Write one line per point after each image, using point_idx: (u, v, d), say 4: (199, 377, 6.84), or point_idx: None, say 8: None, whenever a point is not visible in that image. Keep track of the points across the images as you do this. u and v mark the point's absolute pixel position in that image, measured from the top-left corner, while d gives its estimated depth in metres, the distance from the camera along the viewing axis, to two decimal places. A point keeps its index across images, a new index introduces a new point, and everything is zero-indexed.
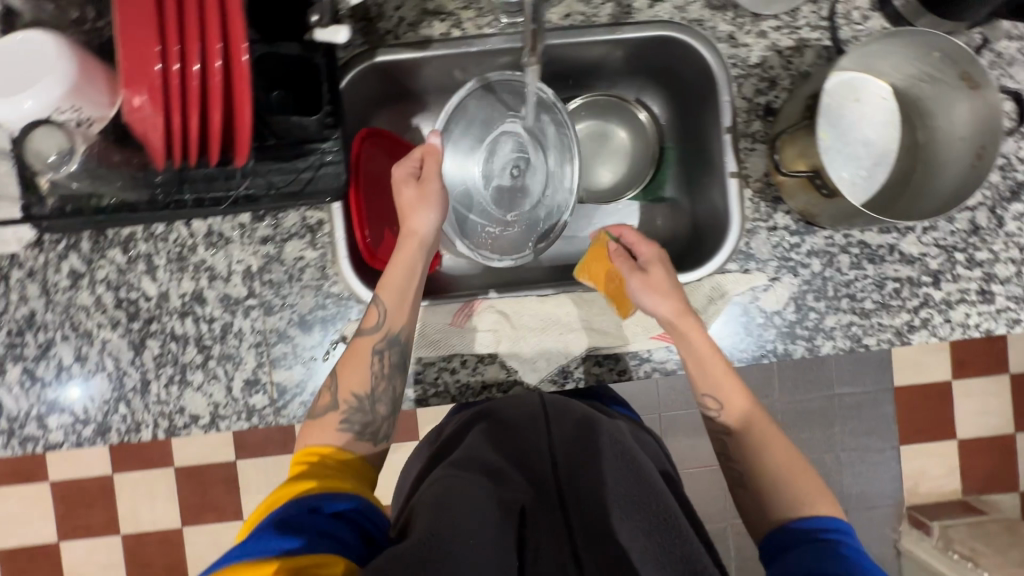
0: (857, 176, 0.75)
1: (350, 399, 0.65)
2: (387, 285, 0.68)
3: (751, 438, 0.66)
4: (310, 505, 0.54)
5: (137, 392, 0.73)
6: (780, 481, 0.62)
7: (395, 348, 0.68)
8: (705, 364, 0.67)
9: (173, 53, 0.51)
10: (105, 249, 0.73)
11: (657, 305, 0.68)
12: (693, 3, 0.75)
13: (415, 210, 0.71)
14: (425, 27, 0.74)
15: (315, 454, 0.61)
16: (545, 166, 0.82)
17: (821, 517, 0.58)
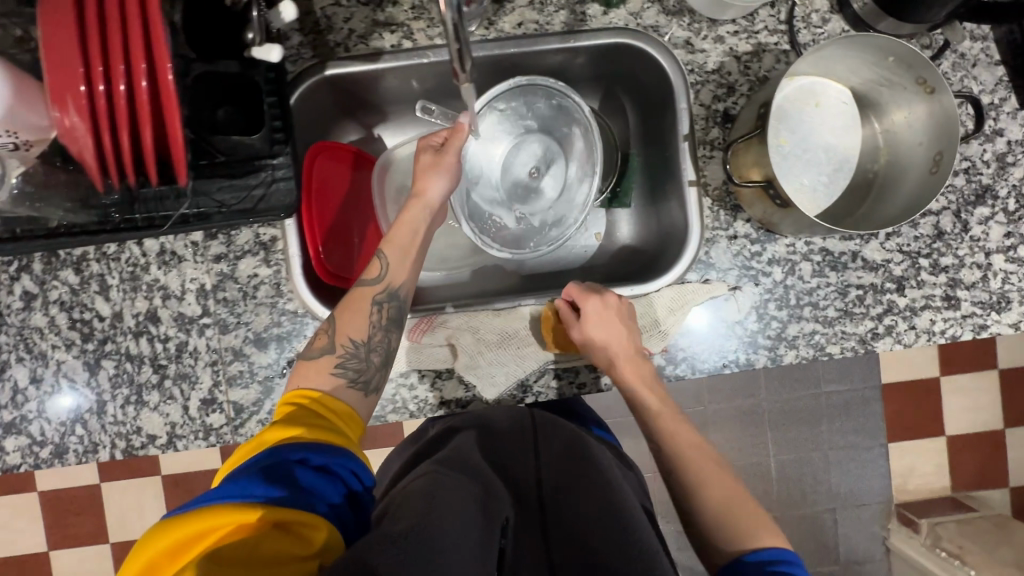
0: (818, 183, 0.73)
1: (348, 344, 0.61)
2: (392, 243, 0.68)
3: (707, 482, 0.63)
4: (295, 455, 0.50)
5: (93, 413, 0.73)
6: (734, 516, 0.61)
7: (395, 301, 0.65)
8: (655, 409, 0.68)
9: (96, 75, 0.50)
10: (57, 270, 0.72)
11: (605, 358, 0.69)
12: (649, 9, 0.74)
13: (428, 175, 0.70)
14: (376, 39, 0.73)
15: (307, 397, 0.57)
16: (565, 176, 0.81)
17: (773, 551, 0.57)
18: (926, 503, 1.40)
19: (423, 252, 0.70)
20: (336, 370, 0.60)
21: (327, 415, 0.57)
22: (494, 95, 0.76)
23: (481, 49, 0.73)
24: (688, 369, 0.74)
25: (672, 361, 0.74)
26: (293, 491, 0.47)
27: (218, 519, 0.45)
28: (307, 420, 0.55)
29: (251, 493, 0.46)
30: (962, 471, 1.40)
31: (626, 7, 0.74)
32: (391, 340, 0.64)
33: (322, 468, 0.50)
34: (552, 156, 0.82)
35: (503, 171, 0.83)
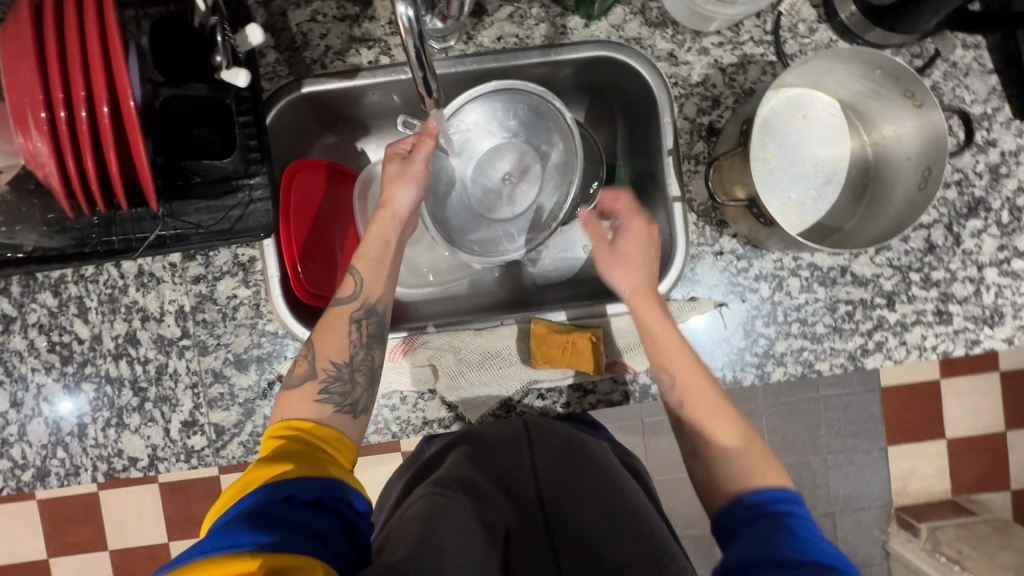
0: (805, 197, 0.72)
1: (329, 367, 0.59)
2: (365, 258, 0.65)
3: (703, 416, 0.60)
4: (287, 492, 0.48)
5: (74, 436, 0.72)
6: (730, 451, 0.57)
7: (373, 318, 0.63)
8: (660, 342, 0.63)
9: (57, 101, 0.49)
10: (35, 292, 0.72)
11: (620, 280, 0.67)
12: (631, 22, 0.72)
13: (396, 183, 0.69)
14: (353, 56, 0.72)
15: (293, 429, 0.55)
16: (542, 181, 0.80)
17: (773, 489, 0.53)
18: (926, 506, 1.38)
19: (396, 263, 0.67)
20: (319, 398, 0.58)
21: (321, 447, 0.55)
22: (467, 99, 0.74)
23: (460, 64, 0.72)
24: None
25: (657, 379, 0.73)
26: (284, 534, 0.45)
27: (208, 571, 0.42)
28: (296, 453, 0.52)
29: (239, 543, 0.44)
30: (963, 473, 1.38)
31: (607, 19, 0.72)
32: (375, 357, 0.62)
33: (317, 504, 0.48)
34: (529, 162, 0.81)
35: (476, 175, 0.81)
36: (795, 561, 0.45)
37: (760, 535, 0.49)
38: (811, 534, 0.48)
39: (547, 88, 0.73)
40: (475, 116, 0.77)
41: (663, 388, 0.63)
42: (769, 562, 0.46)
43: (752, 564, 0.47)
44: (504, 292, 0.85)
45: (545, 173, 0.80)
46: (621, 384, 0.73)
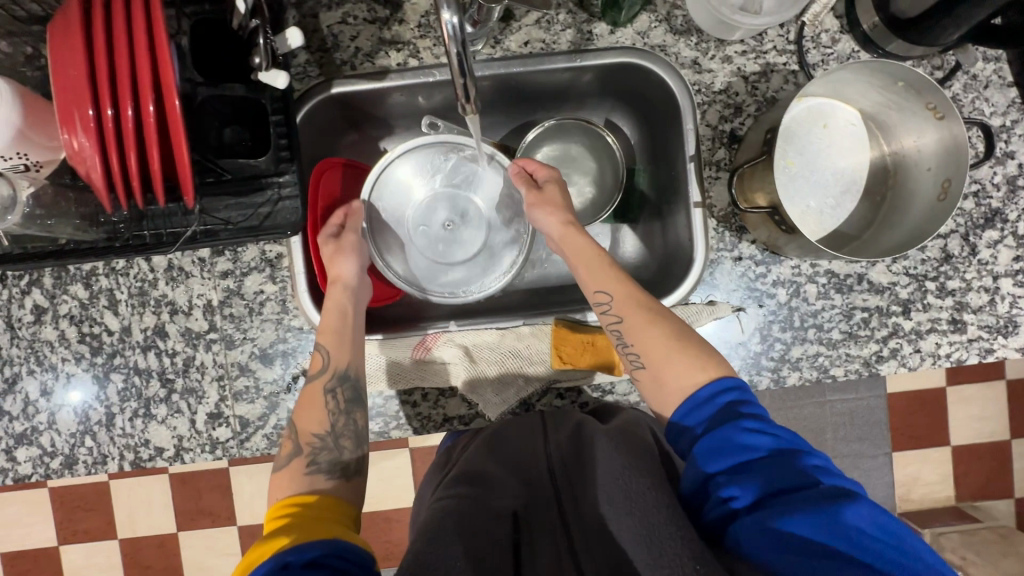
0: (824, 206, 0.73)
1: (313, 440, 0.63)
2: (329, 332, 0.67)
3: (636, 322, 0.61)
4: (282, 561, 0.49)
5: (102, 425, 0.74)
6: (665, 358, 0.59)
7: (347, 384, 0.66)
8: (588, 260, 0.66)
9: (104, 99, 0.51)
10: (67, 284, 0.73)
11: (547, 220, 0.71)
12: (656, 29, 0.73)
13: (337, 259, 0.70)
14: (382, 58, 0.73)
15: (292, 504, 0.57)
16: (480, 237, 0.83)
17: (714, 379, 0.56)
18: (929, 513, 1.39)
19: (360, 330, 0.69)
20: (308, 471, 0.61)
21: (320, 516, 0.55)
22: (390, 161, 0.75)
23: (487, 67, 0.73)
24: None
25: None
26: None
27: None
28: (292, 526, 0.53)
29: None
30: (966, 479, 1.39)
31: (633, 26, 0.73)
32: (356, 420, 0.65)
33: (313, 565, 0.48)
34: (471, 214, 0.84)
35: (418, 217, 0.83)
36: (754, 464, 0.50)
37: (712, 440, 0.52)
38: (761, 421, 0.52)
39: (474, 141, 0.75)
40: (429, 158, 0.79)
41: (598, 307, 0.64)
42: (728, 474, 0.50)
43: (713, 476, 0.51)
44: (522, 292, 0.86)
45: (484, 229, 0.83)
46: None
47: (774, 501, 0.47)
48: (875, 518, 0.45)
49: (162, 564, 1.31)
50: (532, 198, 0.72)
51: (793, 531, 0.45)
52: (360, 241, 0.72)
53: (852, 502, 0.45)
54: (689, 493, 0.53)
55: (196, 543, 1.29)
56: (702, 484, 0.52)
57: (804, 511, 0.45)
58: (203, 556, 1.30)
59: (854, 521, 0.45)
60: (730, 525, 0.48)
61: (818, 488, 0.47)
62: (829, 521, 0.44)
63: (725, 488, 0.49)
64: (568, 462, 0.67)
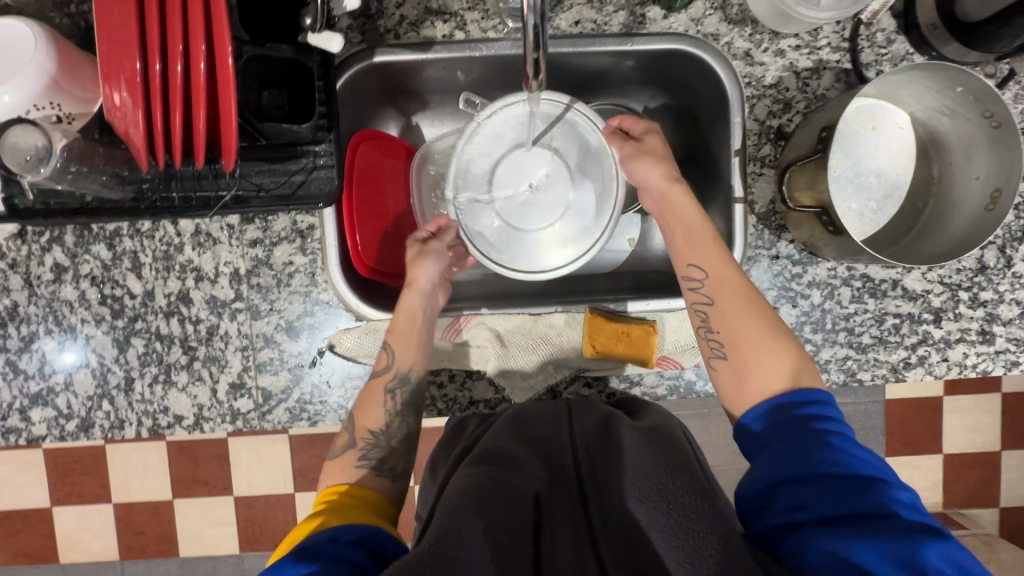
0: (866, 209, 0.72)
1: (367, 435, 0.65)
2: (396, 332, 0.68)
3: (726, 308, 0.62)
4: (329, 534, 0.50)
5: (121, 389, 0.72)
6: (755, 351, 0.60)
7: (407, 387, 0.67)
8: (689, 232, 0.66)
9: (153, 52, 0.49)
10: (90, 244, 0.71)
11: (649, 171, 0.70)
12: (710, 16, 0.71)
13: (419, 262, 0.71)
14: (427, 28, 0.71)
15: (334, 491, 0.59)
16: (564, 207, 0.78)
17: (802, 388, 0.57)
18: None
19: (430, 334, 0.70)
20: (358, 463, 0.63)
21: (358, 505, 0.57)
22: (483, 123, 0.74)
23: None
24: None
25: (703, 376, 0.74)
26: (322, 562, 0.47)
27: None
28: (336, 509, 0.55)
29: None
30: (954, 486, 1.32)
31: (687, 12, 0.71)
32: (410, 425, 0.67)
33: (356, 543, 0.50)
34: (556, 182, 0.78)
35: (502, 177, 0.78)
36: (831, 484, 0.49)
37: (794, 446, 0.52)
38: (844, 442, 0.52)
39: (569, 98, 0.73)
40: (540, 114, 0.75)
41: (689, 282, 0.65)
42: (800, 485, 0.50)
43: (780, 484, 0.51)
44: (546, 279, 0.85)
45: (569, 202, 0.78)
46: (668, 379, 0.74)
47: (845, 523, 0.47)
48: (957, 561, 0.44)
49: (153, 532, 1.24)
50: (626, 153, 0.72)
51: (859, 558, 0.45)
52: (445, 249, 0.73)
53: (933, 541, 0.44)
54: (744, 495, 0.54)
55: (192, 511, 1.23)
56: (765, 489, 0.52)
57: (877, 539, 0.45)
58: (198, 525, 1.24)
59: (933, 560, 0.44)
60: (789, 535, 0.48)
61: (897, 522, 0.46)
62: (902, 551, 0.44)
63: (791, 498, 0.49)
64: (591, 442, 0.63)
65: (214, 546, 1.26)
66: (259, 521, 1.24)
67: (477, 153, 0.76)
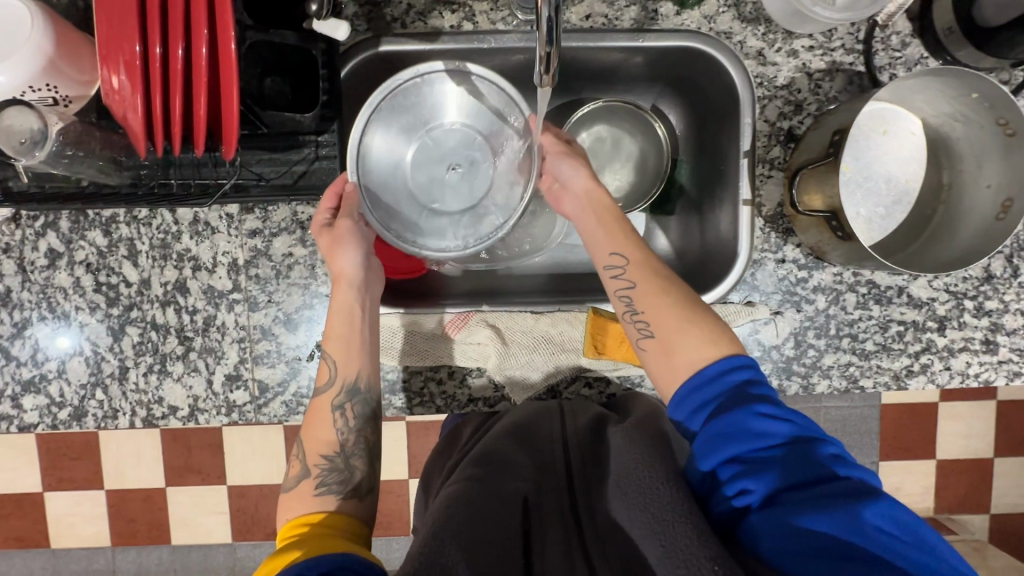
0: (874, 215, 0.72)
1: (321, 460, 0.61)
2: (335, 339, 0.64)
3: (651, 287, 0.59)
4: (298, 570, 0.48)
5: (115, 378, 0.71)
6: (677, 329, 0.57)
7: (357, 399, 0.64)
8: (609, 224, 0.64)
9: (153, 35, 0.47)
10: (85, 230, 0.70)
11: (575, 170, 0.67)
12: (723, 14, 0.70)
13: (336, 253, 0.64)
14: (435, 18, 0.69)
15: (304, 523, 0.58)
16: (478, 195, 0.72)
17: (723, 358, 0.55)
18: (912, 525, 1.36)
19: (371, 326, 0.66)
20: (319, 491, 0.60)
21: (331, 533, 0.56)
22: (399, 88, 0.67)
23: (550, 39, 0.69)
24: None
25: None
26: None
27: None
28: (305, 542, 0.53)
29: None
30: (946, 491, 1.29)
31: (700, 9, 0.70)
32: (367, 438, 0.64)
33: None
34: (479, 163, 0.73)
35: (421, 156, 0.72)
36: (769, 456, 0.49)
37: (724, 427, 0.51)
38: (773, 406, 0.52)
39: (502, 78, 0.67)
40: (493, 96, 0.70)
41: (609, 270, 0.62)
42: (743, 464, 0.49)
43: (724, 465, 0.50)
44: (548, 277, 0.83)
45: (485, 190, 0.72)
46: None
47: (788, 495, 0.47)
48: (896, 515, 0.45)
49: (146, 519, 1.24)
50: (555, 150, 0.69)
51: (809, 528, 0.45)
52: (356, 227, 0.65)
53: (871, 500, 0.45)
54: (692, 475, 0.54)
55: (185, 499, 1.22)
56: (710, 474, 0.51)
57: (820, 507, 0.45)
58: (191, 513, 1.23)
59: (873, 519, 0.44)
60: (741, 520, 0.48)
61: (835, 484, 0.46)
62: (847, 516, 0.44)
63: (734, 481, 0.49)
64: (585, 446, 0.64)
65: (208, 534, 1.25)
66: (252, 510, 1.23)
67: (399, 123, 0.69)
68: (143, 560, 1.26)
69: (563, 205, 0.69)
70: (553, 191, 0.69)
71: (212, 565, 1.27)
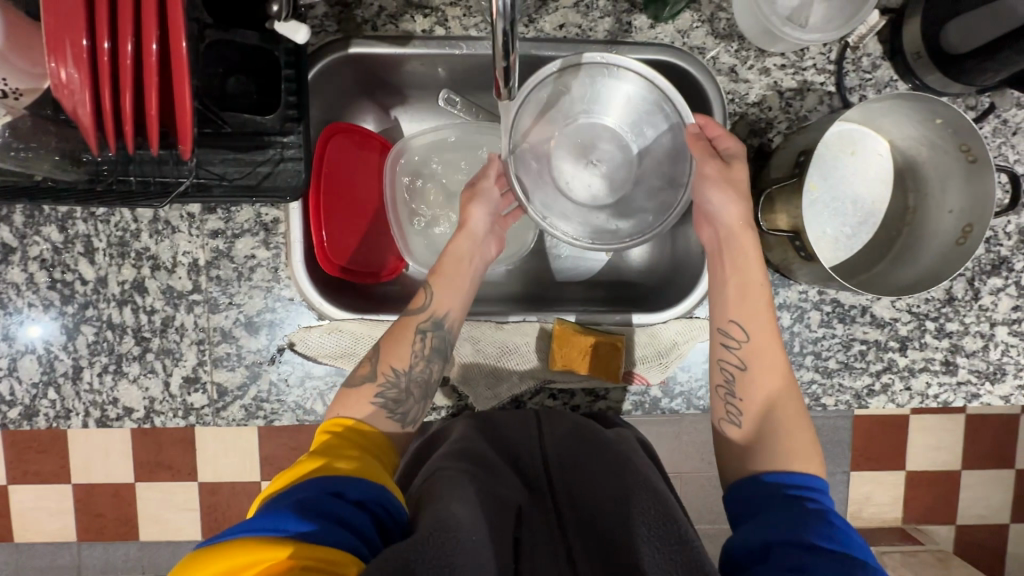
0: (840, 235, 0.72)
1: (389, 372, 0.61)
2: (443, 275, 0.67)
3: (757, 377, 0.60)
4: (332, 488, 0.48)
5: (68, 378, 0.70)
6: (776, 423, 0.58)
7: (439, 333, 0.64)
8: (745, 284, 0.63)
9: (102, 30, 0.46)
10: (40, 225, 0.68)
11: (725, 204, 0.64)
12: (696, 29, 0.70)
13: (471, 204, 0.70)
14: (407, 21, 0.69)
15: (341, 425, 0.57)
16: (608, 200, 0.77)
17: (810, 474, 0.55)
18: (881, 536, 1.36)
19: (472, 282, 0.69)
20: (375, 399, 0.60)
21: (362, 445, 0.56)
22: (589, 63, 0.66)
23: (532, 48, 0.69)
24: (684, 404, 0.74)
25: (668, 394, 0.74)
26: (323, 524, 0.45)
27: (250, 552, 0.43)
28: (340, 452, 0.53)
29: (285, 527, 0.44)
30: (916, 503, 1.28)
31: (674, 24, 0.70)
32: (433, 371, 0.64)
33: (360, 505, 0.48)
34: (620, 170, 0.77)
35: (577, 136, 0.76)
36: (829, 554, 0.46)
37: (788, 516, 0.50)
38: (841, 524, 0.50)
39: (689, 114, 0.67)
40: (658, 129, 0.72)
41: (723, 336, 0.62)
42: (796, 548, 0.47)
43: (772, 546, 0.48)
44: (519, 284, 0.83)
45: (619, 198, 0.77)
46: (633, 395, 0.74)
47: None
48: None
49: (114, 515, 1.19)
50: (711, 176, 0.65)
51: None
52: (493, 194, 0.71)
53: None
54: (729, 555, 0.51)
55: (153, 495, 1.18)
56: (759, 547, 0.49)
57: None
58: (158, 511, 1.20)
59: None
60: None
61: None
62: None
63: (786, 559, 0.46)
64: (564, 456, 0.62)
65: (175, 532, 1.21)
66: (222, 509, 1.20)
67: (605, 104, 0.73)
68: (108, 558, 1.22)
69: (700, 233, 0.69)
70: (698, 215, 0.68)
71: None
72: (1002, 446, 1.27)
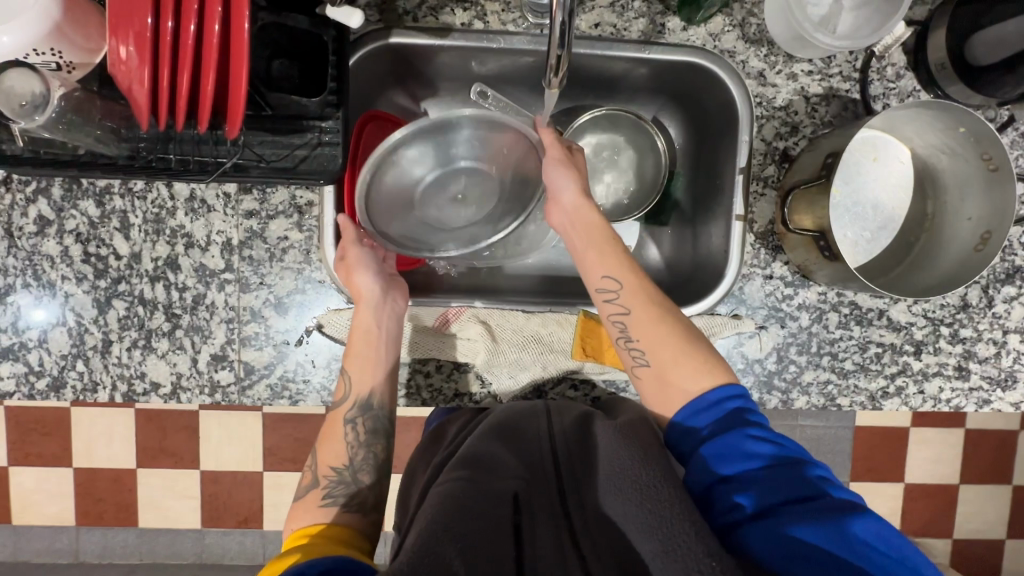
0: (860, 239, 0.74)
1: (330, 473, 0.64)
2: (354, 359, 0.67)
3: (642, 316, 0.63)
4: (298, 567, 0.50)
5: (96, 351, 0.70)
6: (675, 355, 0.61)
7: (367, 415, 0.67)
8: (606, 243, 0.65)
9: (166, 9, 0.48)
10: (78, 199, 0.69)
11: (570, 182, 0.67)
12: (728, 33, 0.72)
13: (352, 277, 0.67)
14: (447, 14, 0.70)
15: (305, 534, 0.58)
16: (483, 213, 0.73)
17: (718, 385, 0.59)
18: None
19: (388, 348, 0.69)
20: (324, 502, 0.62)
21: (331, 539, 0.57)
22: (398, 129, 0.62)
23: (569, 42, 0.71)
24: None
25: None
26: None
27: None
28: (308, 547, 0.55)
29: None
30: (913, 516, 1.29)
31: (706, 27, 0.72)
32: (376, 456, 0.67)
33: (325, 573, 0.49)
34: None
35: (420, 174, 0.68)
36: (772, 471, 0.52)
37: (723, 446, 0.55)
38: (768, 432, 0.56)
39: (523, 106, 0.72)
40: None
41: (603, 294, 0.64)
42: (733, 483, 0.53)
43: (716, 484, 0.54)
44: (540, 277, 0.84)
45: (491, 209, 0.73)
46: None
47: (784, 508, 0.50)
48: (879, 531, 0.48)
49: (115, 500, 1.18)
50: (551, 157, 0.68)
51: (801, 537, 0.48)
52: (366, 251, 0.68)
53: (858, 516, 0.48)
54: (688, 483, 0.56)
55: (156, 481, 1.17)
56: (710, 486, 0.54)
57: (810, 519, 0.48)
58: (162, 496, 1.18)
59: (860, 534, 0.47)
60: (734, 529, 0.51)
61: (823, 501, 0.49)
62: (832, 529, 0.47)
63: (730, 496, 0.52)
64: (572, 446, 0.63)
65: (175, 519, 1.20)
66: (224, 497, 1.19)
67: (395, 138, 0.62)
68: (106, 543, 1.21)
69: (551, 218, 0.69)
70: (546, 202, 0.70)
71: (178, 552, 1.22)
72: (999, 463, 1.28)
